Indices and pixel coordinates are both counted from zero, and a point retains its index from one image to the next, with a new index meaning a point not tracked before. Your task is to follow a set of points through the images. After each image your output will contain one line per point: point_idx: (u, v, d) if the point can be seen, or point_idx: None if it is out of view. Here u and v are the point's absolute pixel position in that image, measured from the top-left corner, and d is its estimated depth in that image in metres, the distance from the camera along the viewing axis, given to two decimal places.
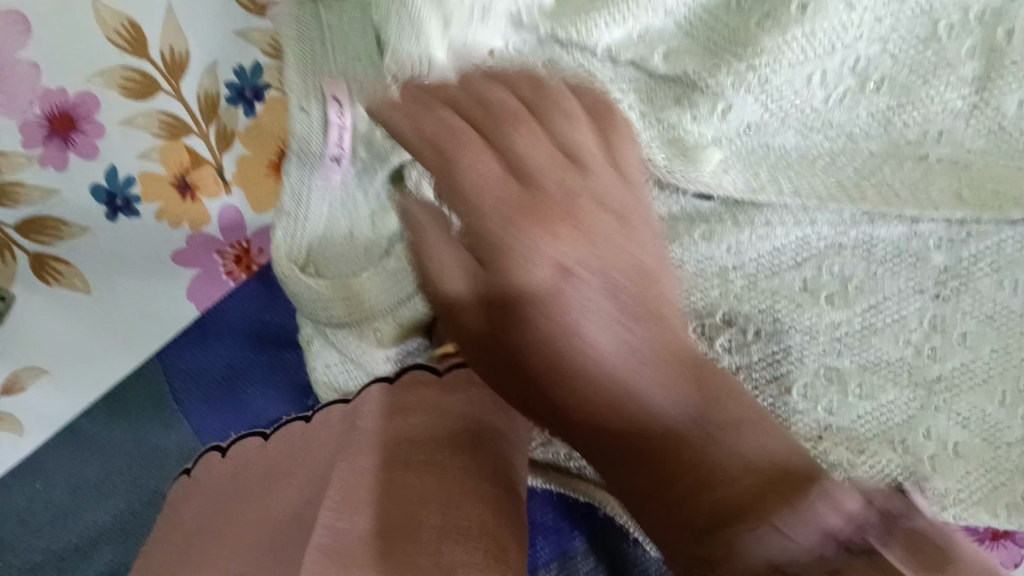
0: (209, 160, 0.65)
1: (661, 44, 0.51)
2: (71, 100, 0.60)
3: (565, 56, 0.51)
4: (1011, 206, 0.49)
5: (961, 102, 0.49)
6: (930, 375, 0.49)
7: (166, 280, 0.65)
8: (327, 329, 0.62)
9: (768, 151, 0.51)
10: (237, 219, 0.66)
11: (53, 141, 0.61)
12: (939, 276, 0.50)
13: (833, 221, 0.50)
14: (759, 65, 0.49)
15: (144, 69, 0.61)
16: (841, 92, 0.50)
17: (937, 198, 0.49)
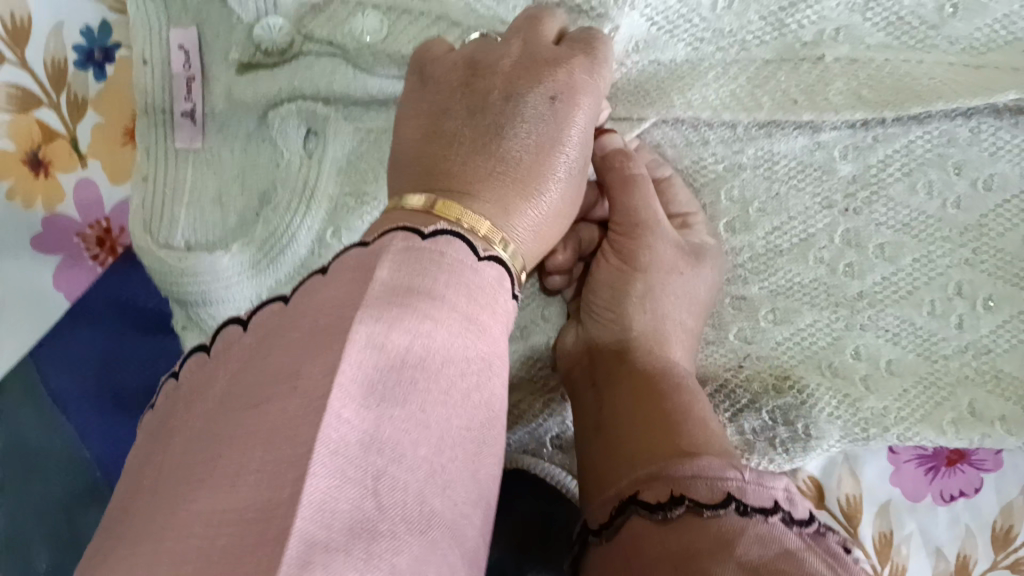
0: (62, 133, 0.58)
1: None
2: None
3: None
4: (912, 102, 0.55)
5: None
6: (850, 293, 0.57)
7: (29, 272, 0.58)
8: (191, 310, 0.57)
9: (659, 65, 0.56)
10: (96, 196, 0.59)
11: None
12: (847, 186, 0.57)
13: (725, 138, 0.58)
14: None
15: None
16: None
17: (836, 101, 0.55)
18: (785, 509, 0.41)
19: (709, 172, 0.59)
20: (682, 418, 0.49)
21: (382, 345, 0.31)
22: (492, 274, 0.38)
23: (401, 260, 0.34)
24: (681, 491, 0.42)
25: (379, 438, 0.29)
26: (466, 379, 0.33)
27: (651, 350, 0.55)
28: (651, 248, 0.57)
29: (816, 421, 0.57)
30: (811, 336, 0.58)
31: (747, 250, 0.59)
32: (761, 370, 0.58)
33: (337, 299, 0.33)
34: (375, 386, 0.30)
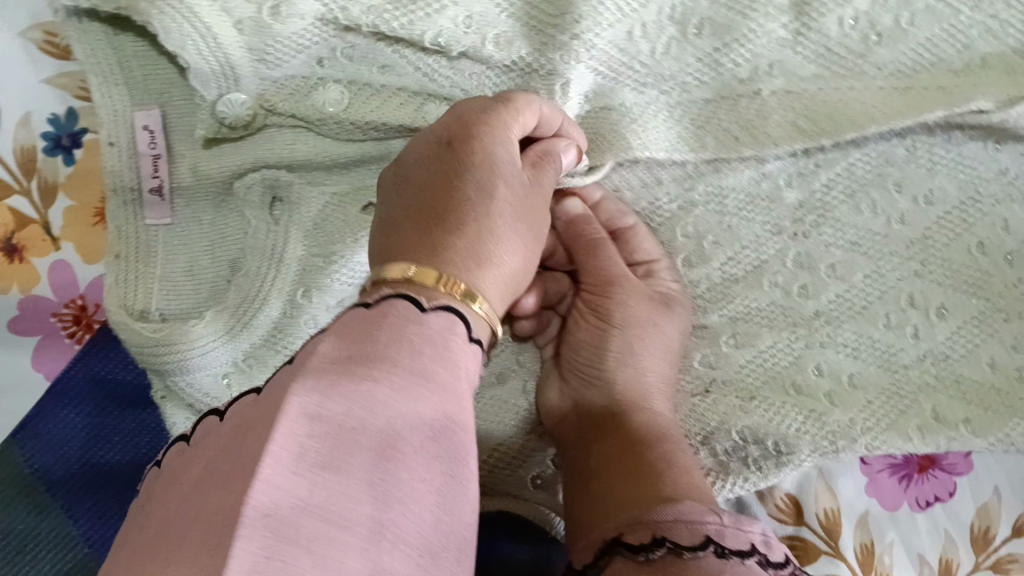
0: (34, 219, 0.60)
1: (491, 31, 0.55)
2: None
3: (396, 54, 0.56)
4: (846, 128, 0.58)
5: (783, 30, 0.56)
6: (807, 312, 0.60)
7: (8, 353, 0.60)
8: (170, 378, 0.59)
9: (609, 112, 0.59)
10: (70, 276, 0.60)
11: None
12: (795, 211, 0.60)
13: (677, 176, 0.60)
14: (584, 33, 0.55)
15: None
16: (664, 42, 0.56)
17: (776, 135, 0.58)
18: (762, 552, 0.45)
19: (665, 212, 0.61)
20: (664, 470, 0.53)
21: (317, 414, 0.31)
22: (437, 326, 0.39)
23: (345, 336, 0.36)
24: (664, 534, 0.46)
25: (317, 498, 0.29)
26: (412, 436, 0.33)
27: (634, 408, 0.58)
28: (624, 305, 0.60)
29: (785, 437, 0.59)
30: (774, 357, 0.60)
31: (705, 281, 0.61)
32: (728, 393, 0.60)
33: (285, 375, 0.34)
34: (310, 451, 0.30)
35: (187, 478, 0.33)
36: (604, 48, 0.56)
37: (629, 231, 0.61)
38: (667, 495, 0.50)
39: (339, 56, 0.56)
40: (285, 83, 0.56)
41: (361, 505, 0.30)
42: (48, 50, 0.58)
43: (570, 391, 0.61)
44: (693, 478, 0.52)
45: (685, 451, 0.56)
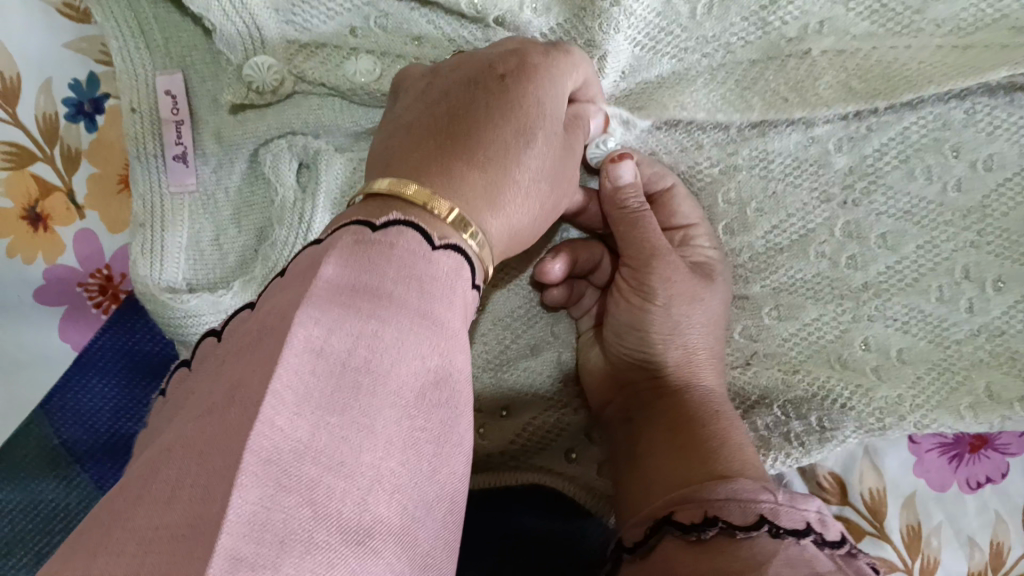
0: (59, 186, 0.59)
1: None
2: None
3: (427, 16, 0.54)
4: (902, 88, 0.54)
5: None
6: (855, 284, 0.57)
7: (35, 324, 0.59)
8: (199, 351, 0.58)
9: (647, 83, 0.57)
10: (96, 246, 0.59)
11: None
12: (844, 178, 0.57)
13: (718, 142, 0.58)
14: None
15: None
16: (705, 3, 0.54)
17: (826, 95, 0.55)
18: (818, 531, 0.41)
19: (705, 177, 0.59)
20: (718, 444, 0.49)
21: (320, 351, 0.30)
22: (446, 266, 0.37)
23: (351, 262, 0.34)
24: (716, 513, 0.43)
25: (318, 444, 0.27)
26: (413, 377, 0.32)
27: (685, 382, 0.55)
28: (664, 280, 0.55)
29: (829, 412, 0.57)
30: (819, 330, 0.58)
31: (747, 250, 0.59)
32: (771, 364, 0.58)
33: (288, 303, 0.32)
34: (314, 391, 0.29)
35: (189, 413, 0.31)
36: (641, 14, 0.54)
37: (666, 194, 0.58)
38: (717, 472, 0.47)
39: (372, 24, 0.54)
40: (311, 46, 0.54)
41: (366, 466, 0.28)
42: (67, 13, 0.57)
43: (616, 361, 0.58)
44: (745, 453, 0.49)
45: (732, 416, 0.53)
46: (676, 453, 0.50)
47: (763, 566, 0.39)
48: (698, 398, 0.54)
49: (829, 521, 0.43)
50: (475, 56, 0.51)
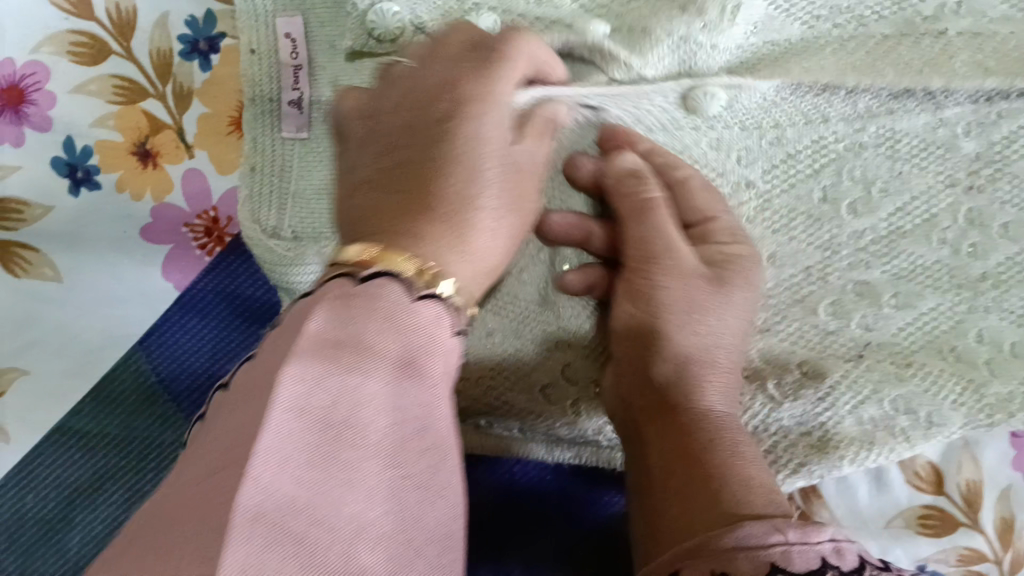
0: (168, 124, 0.58)
1: None
2: (19, 70, 0.56)
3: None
4: None
5: None
6: (974, 273, 0.56)
7: (137, 260, 0.60)
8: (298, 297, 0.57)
9: (775, 47, 0.56)
10: (203, 186, 0.59)
11: (4, 115, 0.57)
12: (972, 164, 0.56)
13: (845, 117, 0.56)
14: None
15: (94, 32, 0.57)
16: None
17: (961, 69, 0.54)
18: (836, 566, 0.35)
19: (830, 153, 0.57)
20: (722, 479, 0.43)
21: (304, 409, 0.28)
22: (429, 314, 0.35)
23: (310, 363, 0.29)
24: (722, 570, 0.36)
25: (302, 497, 0.26)
26: (400, 433, 0.31)
27: (685, 402, 0.48)
28: (659, 287, 0.49)
29: (940, 409, 0.54)
30: (933, 319, 0.56)
31: (870, 232, 0.57)
32: (883, 357, 0.56)
33: (265, 369, 0.30)
34: (294, 447, 0.27)
35: (196, 455, 0.29)
36: None
37: (682, 185, 0.51)
38: (725, 517, 0.40)
39: None
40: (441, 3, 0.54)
41: (421, 508, 0.31)
42: None
43: (621, 385, 0.50)
44: (754, 493, 0.42)
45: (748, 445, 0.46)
46: (682, 491, 0.44)
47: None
48: (701, 424, 0.47)
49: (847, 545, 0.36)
50: (493, 40, 0.47)
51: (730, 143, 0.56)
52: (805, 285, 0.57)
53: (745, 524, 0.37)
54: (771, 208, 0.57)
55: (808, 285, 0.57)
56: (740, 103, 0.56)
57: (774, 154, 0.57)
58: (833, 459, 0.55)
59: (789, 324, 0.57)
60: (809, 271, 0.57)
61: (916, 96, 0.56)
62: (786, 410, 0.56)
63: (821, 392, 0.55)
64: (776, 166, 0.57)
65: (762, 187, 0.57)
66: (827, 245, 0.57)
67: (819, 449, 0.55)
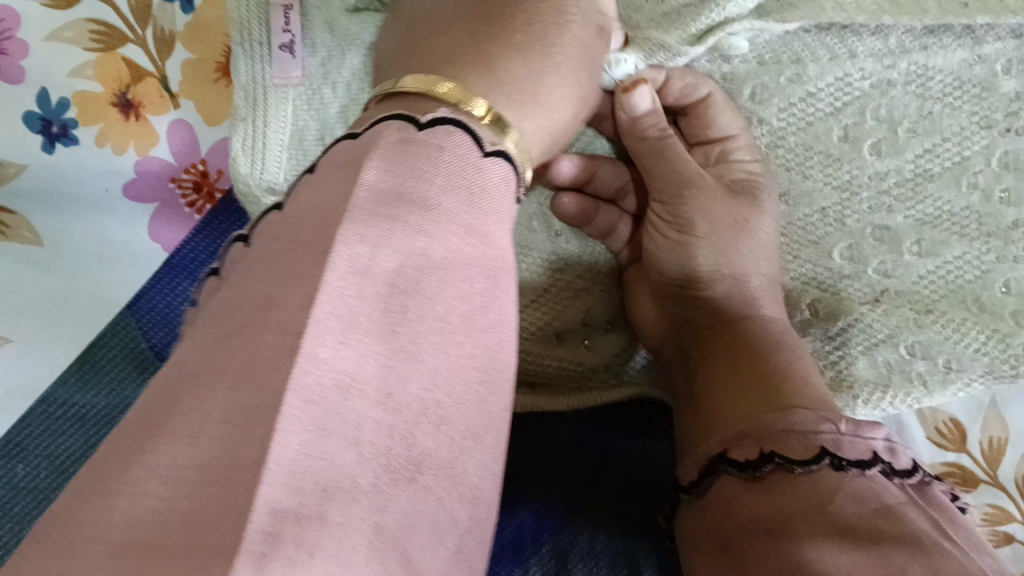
0: (151, 72, 0.54)
1: None
2: None
3: None
4: None
5: None
6: (1003, 222, 0.53)
7: (123, 218, 0.57)
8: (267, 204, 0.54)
9: None
10: (191, 138, 0.56)
11: None
12: (1009, 105, 0.53)
13: (874, 53, 0.52)
14: None
15: None
16: None
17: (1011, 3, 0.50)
18: (885, 461, 0.40)
19: (854, 91, 0.53)
20: (780, 376, 0.45)
21: (365, 270, 0.30)
22: (497, 172, 0.36)
23: (391, 159, 0.33)
24: (773, 447, 0.41)
25: (363, 376, 0.29)
26: (471, 304, 0.33)
27: (742, 316, 0.51)
28: (705, 207, 0.52)
29: (959, 355, 0.53)
30: (955, 269, 0.54)
31: (894, 173, 0.54)
32: (900, 304, 0.54)
33: (321, 202, 0.32)
34: (360, 316, 0.29)
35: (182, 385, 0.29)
36: None
37: (704, 104, 0.53)
38: (780, 401, 0.43)
39: None
40: None
41: (455, 379, 0.32)
42: None
43: (669, 305, 0.55)
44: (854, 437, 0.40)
45: (798, 348, 0.48)
46: (726, 381, 0.47)
47: (829, 504, 0.38)
48: (759, 328, 0.50)
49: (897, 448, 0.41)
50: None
51: (743, 77, 0.54)
52: (812, 229, 0.55)
53: (781, 451, 0.40)
54: (784, 145, 0.54)
55: (822, 226, 0.55)
56: (761, 36, 0.52)
57: (791, 91, 0.53)
58: (851, 395, 0.53)
59: (801, 265, 0.56)
60: (815, 217, 0.55)
61: (952, 31, 0.52)
62: None
63: (833, 332, 0.54)
64: (797, 102, 0.53)
65: (779, 125, 0.54)
66: (844, 186, 0.54)
67: (834, 387, 0.54)
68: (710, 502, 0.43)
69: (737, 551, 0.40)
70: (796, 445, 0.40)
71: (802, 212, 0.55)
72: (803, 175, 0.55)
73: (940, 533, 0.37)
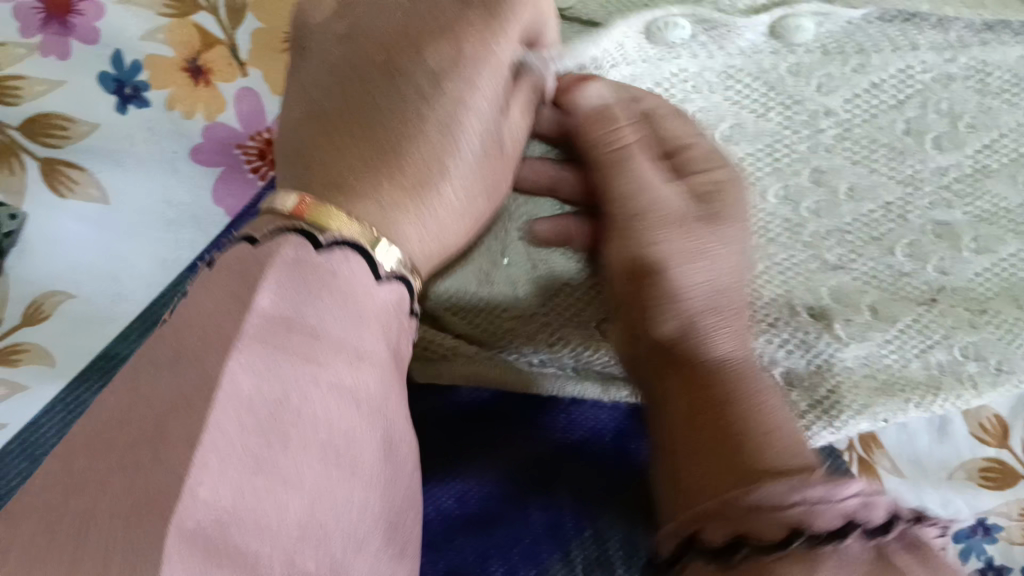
0: (222, 40, 0.58)
1: None
2: None
3: None
4: None
5: None
6: None
7: (185, 179, 0.58)
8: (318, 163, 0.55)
9: None
10: (257, 104, 0.59)
11: (51, 27, 0.56)
12: None
13: (936, 47, 0.54)
14: None
15: None
16: None
17: None
18: (860, 522, 0.36)
19: (916, 84, 0.55)
20: (745, 433, 0.44)
21: (246, 398, 0.34)
22: (387, 299, 0.43)
23: (287, 280, 0.38)
24: (745, 529, 0.37)
25: (238, 505, 0.32)
26: (342, 412, 0.37)
27: (695, 354, 0.48)
28: (660, 237, 0.50)
29: (1011, 357, 0.55)
30: (1008, 265, 0.56)
31: (955, 168, 0.55)
32: (956, 303, 0.55)
33: (215, 311, 0.37)
34: (235, 448, 0.33)
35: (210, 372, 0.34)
36: None
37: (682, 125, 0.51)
38: (767, 469, 0.41)
39: None
40: None
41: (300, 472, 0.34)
42: None
43: (620, 343, 0.51)
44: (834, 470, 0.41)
45: (762, 389, 0.47)
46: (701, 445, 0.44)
47: (811, 563, 0.36)
48: (707, 363, 0.48)
49: (876, 498, 0.38)
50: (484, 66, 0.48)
51: (810, 68, 0.54)
52: (869, 226, 0.55)
53: (754, 535, 0.37)
54: (848, 138, 0.55)
55: (885, 223, 0.55)
56: (825, 25, 0.53)
57: (857, 81, 0.54)
58: (875, 415, 0.54)
59: (862, 264, 0.55)
60: (874, 213, 0.55)
61: (1009, 29, 0.56)
62: (852, 351, 0.55)
63: (891, 334, 0.55)
64: (867, 91, 0.54)
65: (845, 117, 0.55)
66: (908, 180, 0.55)
67: (886, 391, 0.55)
68: (685, 567, 0.40)
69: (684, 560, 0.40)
70: (763, 530, 0.37)
71: (862, 208, 0.55)
72: (870, 171, 0.55)
73: (925, 570, 0.37)
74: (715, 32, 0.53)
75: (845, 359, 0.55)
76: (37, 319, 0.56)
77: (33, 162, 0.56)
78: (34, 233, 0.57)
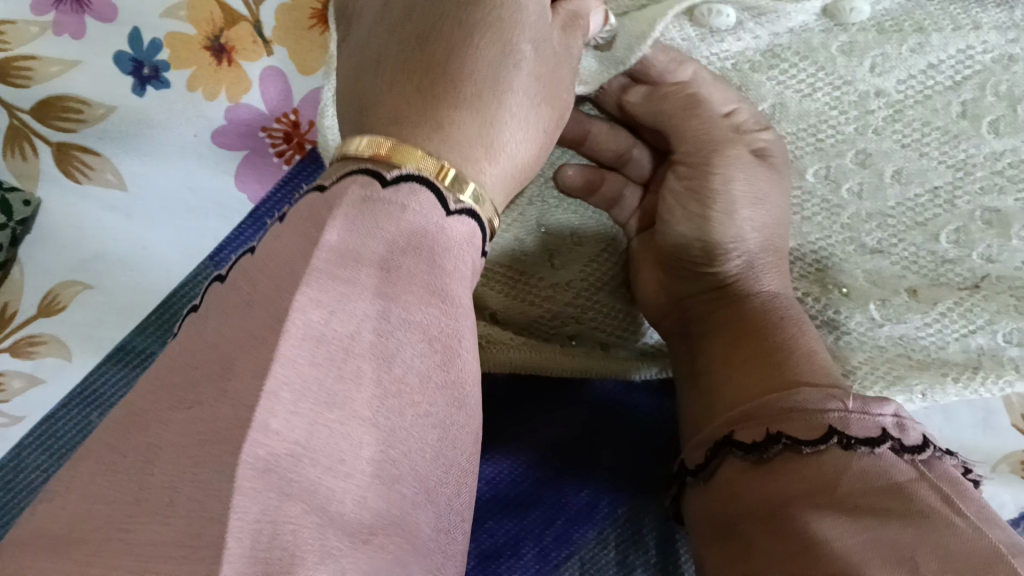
0: (245, 16, 0.55)
1: None
2: None
3: None
4: None
5: None
6: None
7: (203, 166, 0.56)
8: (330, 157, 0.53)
9: None
10: (283, 87, 0.56)
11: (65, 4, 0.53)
12: None
13: (998, 26, 0.51)
14: None
15: None
16: None
17: None
18: (894, 437, 0.38)
19: (975, 64, 0.51)
20: (786, 351, 0.46)
21: (322, 336, 0.28)
22: (464, 233, 0.35)
23: (356, 220, 0.31)
24: (779, 427, 0.39)
25: (317, 447, 0.26)
26: (428, 363, 0.31)
27: (742, 290, 0.52)
28: (716, 175, 0.52)
29: None
30: None
31: (1010, 154, 0.52)
32: (1000, 291, 0.53)
33: (281, 258, 0.30)
34: (316, 388, 0.27)
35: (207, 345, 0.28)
36: None
37: (692, 81, 0.52)
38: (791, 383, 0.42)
39: None
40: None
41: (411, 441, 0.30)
42: None
43: (674, 283, 0.54)
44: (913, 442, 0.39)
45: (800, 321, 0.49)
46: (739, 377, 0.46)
47: (836, 484, 0.37)
48: (760, 306, 0.51)
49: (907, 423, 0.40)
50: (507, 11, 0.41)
51: (865, 46, 0.51)
52: (912, 214, 0.54)
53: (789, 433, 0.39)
54: (898, 120, 0.53)
55: (934, 208, 0.53)
56: (881, 3, 0.50)
57: (913, 62, 0.51)
58: (909, 387, 0.53)
59: (905, 248, 0.54)
60: (925, 198, 0.53)
61: None
62: (890, 329, 0.54)
63: (933, 315, 0.53)
64: (918, 71, 0.52)
65: (897, 97, 0.52)
66: (959, 165, 0.53)
67: (920, 366, 0.54)
68: (717, 486, 0.42)
69: (742, 533, 0.39)
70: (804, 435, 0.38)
71: (911, 192, 0.54)
72: (920, 155, 0.53)
73: (945, 499, 0.35)
74: (763, 18, 0.50)
75: (850, 323, 0.55)
76: (55, 309, 0.56)
77: (46, 147, 0.55)
78: (49, 219, 0.56)
